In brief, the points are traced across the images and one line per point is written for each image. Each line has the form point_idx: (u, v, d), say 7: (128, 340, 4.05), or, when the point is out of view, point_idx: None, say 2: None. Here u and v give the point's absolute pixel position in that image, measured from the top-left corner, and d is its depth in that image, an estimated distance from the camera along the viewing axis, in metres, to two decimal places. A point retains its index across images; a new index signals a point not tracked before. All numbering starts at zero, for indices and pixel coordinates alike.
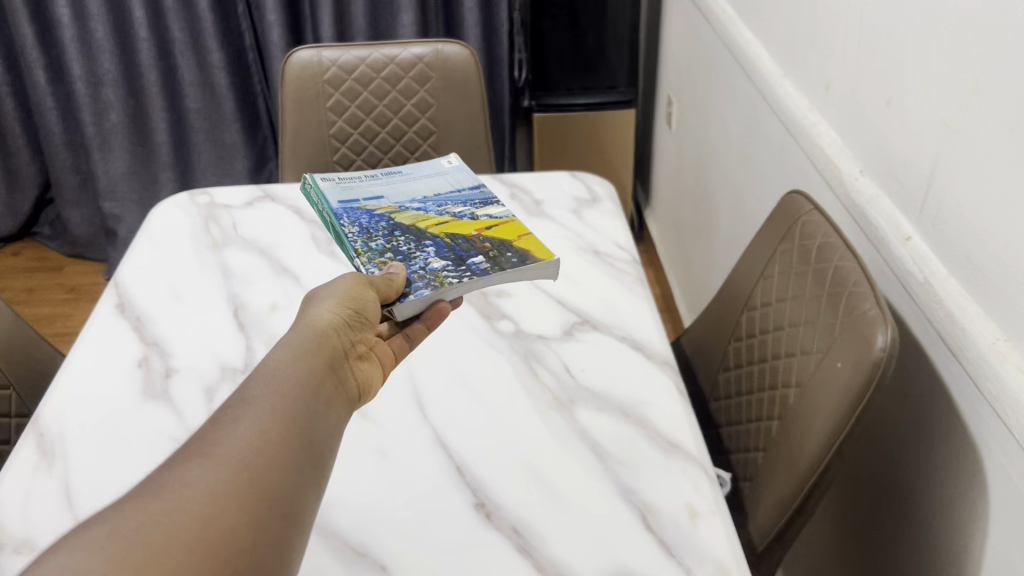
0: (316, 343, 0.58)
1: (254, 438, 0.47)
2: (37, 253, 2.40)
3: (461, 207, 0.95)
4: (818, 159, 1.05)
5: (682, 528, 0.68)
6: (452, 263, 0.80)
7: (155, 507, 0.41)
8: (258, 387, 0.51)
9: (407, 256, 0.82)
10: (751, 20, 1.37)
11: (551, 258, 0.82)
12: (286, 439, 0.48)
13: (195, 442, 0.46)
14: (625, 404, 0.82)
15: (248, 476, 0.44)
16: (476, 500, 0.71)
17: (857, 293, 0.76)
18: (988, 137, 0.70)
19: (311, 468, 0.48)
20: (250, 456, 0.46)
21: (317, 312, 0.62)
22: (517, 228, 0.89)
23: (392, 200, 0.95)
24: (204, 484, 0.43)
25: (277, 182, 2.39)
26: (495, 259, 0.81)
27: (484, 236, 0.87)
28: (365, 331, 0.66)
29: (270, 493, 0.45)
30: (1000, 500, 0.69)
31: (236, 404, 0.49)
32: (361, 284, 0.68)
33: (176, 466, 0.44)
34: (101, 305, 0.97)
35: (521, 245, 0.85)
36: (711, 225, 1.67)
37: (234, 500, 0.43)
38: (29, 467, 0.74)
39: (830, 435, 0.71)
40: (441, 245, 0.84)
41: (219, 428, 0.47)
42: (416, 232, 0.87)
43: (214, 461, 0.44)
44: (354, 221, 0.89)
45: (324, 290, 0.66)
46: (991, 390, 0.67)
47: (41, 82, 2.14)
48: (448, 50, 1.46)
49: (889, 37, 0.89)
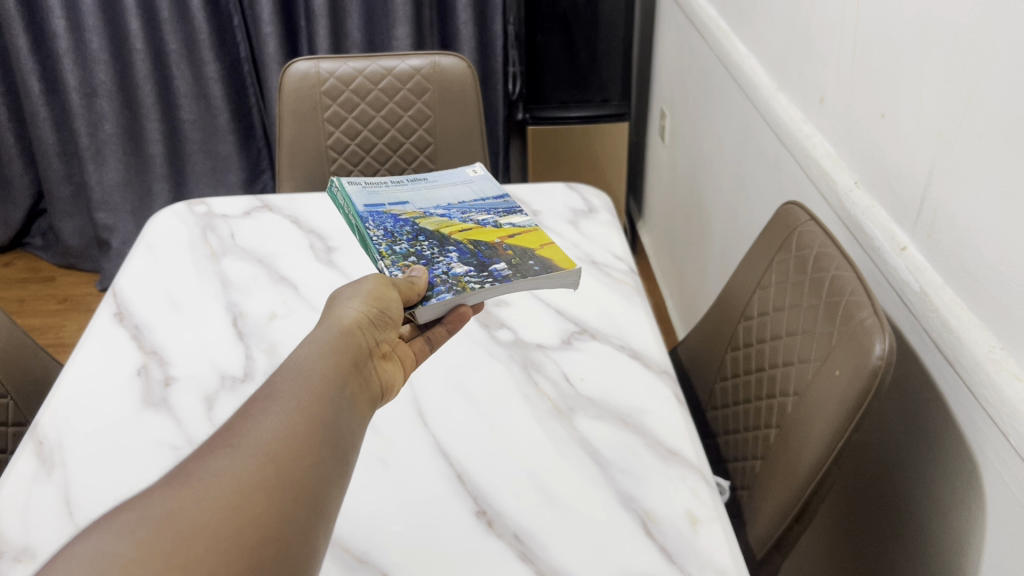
0: (342, 340, 0.59)
1: (281, 431, 0.48)
2: (29, 264, 2.39)
3: (485, 214, 0.95)
4: (814, 172, 1.06)
5: (683, 536, 0.68)
6: (474, 268, 0.81)
7: (184, 494, 0.42)
8: (285, 382, 0.52)
9: (430, 260, 0.82)
10: (745, 34, 1.39)
11: (573, 267, 0.82)
12: (313, 433, 0.49)
13: (225, 434, 0.47)
14: (625, 412, 0.82)
15: (274, 468, 0.45)
16: (477, 508, 0.71)
17: (854, 301, 0.77)
18: (983, 149, 0.72)
19: (337, 463, 0.49)
20: (277, 449, 0.46)
21: (342, 310, 0.63)
22: (539, 237, 0.90)
23: (416, 206, 0.96)
24: (232, 475, 0.44)
25: (271, 193, 2.40)
26: (517, 266, 0.82)
27: (506, 244, 0.88)
28: (389, 330, 0.67)
29: (297, 484, 0.45)
30: (996, 506, 0.70)
31: (263, 399, 0.50)
32: (385, 285, 0.70)
33: (205, 456, 0.45)
34: (100, 315, 0.97)
35: (544, 254, 0.86)
36: (704, 236, 1.69)
37: (261, 490, 0.44)
38: (27, 475, 0.73)
39: (829, 442, 0.72)
40: (464, 250, 0.85)
41: (246, 420, 0.48)
42: (439, 237, 0.88)
43: (242, 452, 0.45)
44: (379, 224, 0.90)
45: (348, 291, 0.67)
46: (987, 397, 0.68)
47: (36, 93, 2.13)
48: (445, 62, 1.47)
49: (883, 50, 0.90)
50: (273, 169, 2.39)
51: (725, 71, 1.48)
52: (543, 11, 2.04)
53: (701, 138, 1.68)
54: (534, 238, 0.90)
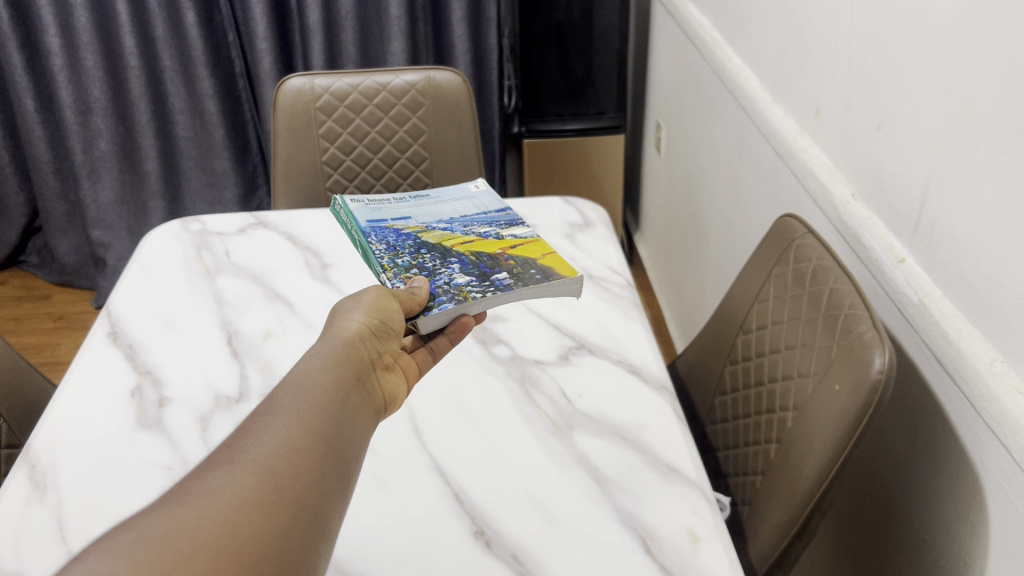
0: (344, 352, 0.58)
1: (280, 446, 0.47)
2: (25, 282, 2.38)
3: (488, 227, 0.95)
4: (811, 183, 1.06)
5: (684, 555, 0.67)
6: (476, 278, 0.81)
7: (181, 512, 0.41)
8: (285, 397, 0.51)
9: (432, 271, 0.82)
10: (739, 46, 1.39)
11: (575, 275, 0.82)
12: (313, 448, 0.48)
13: (224, 450, 0.47)
14: (624, 428, 0.82)
15: (273, 484, 0.45)
16: (475, 527, 0.70)
17: (853, 315, 0.76)
18: (980, 160, 0.72)
19: (338, 478, 0.48)
20: (276, 464, 0.46)
21: (344, 322, 0.63)
22: (541, 247, 0.90)
23: (418, 220, 0.96)
24: (231, 491, 0.43)
25: (267, 209, 2.40)
26: (519, 275, 0.81)
27: (508, 254, 0.87)
28: (391, 341, 0.66)
29: (297, 500, 0.45)
30: (1000, 521, 0.69)
31: (263, 413, 0.50)
32: (386, 296, 0.69)
33: (203, 473, 0.44)
34: (94, 335, 0.96)
35: (546, 263, 0.85)
36: (703, 248, 1.68)
37: (260, 506, 0.43)
38: (19, 499, 0.72)
39: (830, 457, 0.71)
40: (466, 262, 0.84)
41: (246, 435, 0.48)
42: (442, 250, 0.87)
43: (240, 468, 0.45)
44: (381, 239, 0.89)
45: (350, 302, 0.67)
46: (989, 410, 0.68)
47: (30, 111, 2.13)
48: (439, 77, 1.47)
49: (878, 61, 0.90)
50: (269, 185, 2.39)
51: (720, 83, 1.48)
52: (537, 24, 2.04)
53: (697, 150, 1.68)
54: (536, 248, 0.89)
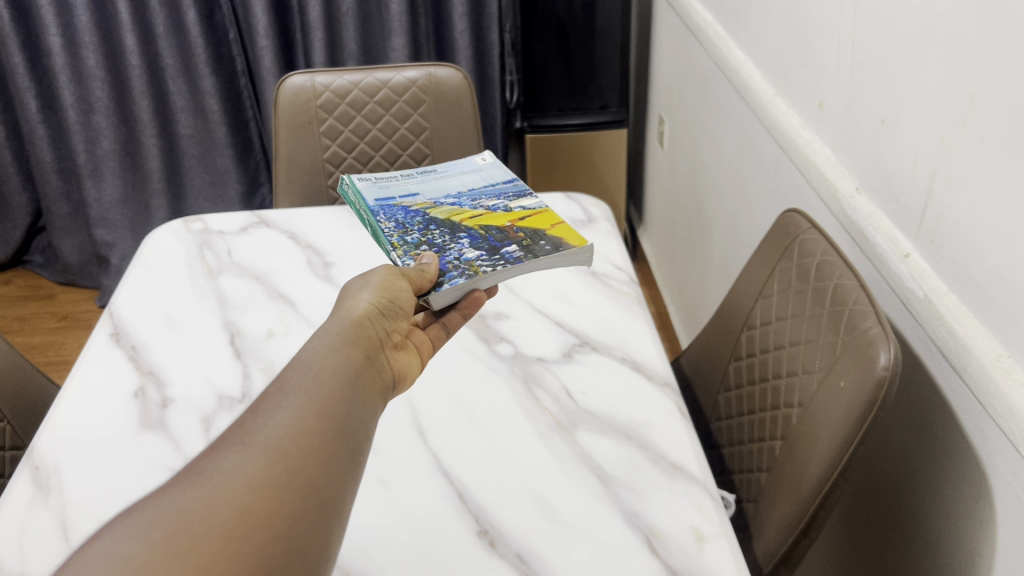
0: (353, 332, 0.58)
1: (291, 427, 0.47)
2: (29, 281, 2.39)
3: (496, 200, 0.94)
4: (815, 178, 1.05)
5: (690, 554, 0.67)
6: (486, 252, 0.80)
7: (193, 495, 0.41)
8: (295, 377, 0.51)
9: (442, 247, 0.82)
10: (741, 37, 1.38)
11: (585, 244, 0.81)
12: (324, 427, 0.48)
13: (237, 432, 0.46)
14: (628, 426, 0.81)
15: (284, 467, 0.44)
16: (479, 527, 0.70)
17: (858, 310, 0.75)
18: (985, 154, 0.71)
19: (350, 456, 0.48)
20: (288, 444, 0.46)
21: (352, 302, 0.63)
22: (549, 219, 0.89)
23: (426, 196, 0.96)
24: (243, 472, 0.43)
25: (270, 207, 2.41)
26: (529, 247, 0.81)
27: (517, 227, 0.86)
28: (399, 321, 0.66)
29: (309, 480, 0.45)
30: (1007, 519, 0.69)
31: (274, 394, 0.49)
32: (394, 276, 0.69)
33: (216, 455, 0.44)
34: (96, 335, 0.96)
35: (555, 235, 0.84)
36: (706, 242, 1.67)
37: (272, 488, 0.43)
38: (24, 501, 0.72)
39: (836, 452, 0.70)
40: (475, 236, 0.84)
41: (257, 417, 0.47)
42: (450, 225, 0.87)
43: (252, 450, 0.45)
44: (390, 217, 0.89)
45: (357, 283, 0.66)
46: (995, 406, 0.67)
47: (32, 110, 2.13)
48: (440, 74, 1.46)
49: (883, 54, 0.90)
50: (271, 184, 2.39)
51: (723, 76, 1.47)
52: (538, 17, 2.03)
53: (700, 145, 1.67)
54: (544, 220, 0.89)
